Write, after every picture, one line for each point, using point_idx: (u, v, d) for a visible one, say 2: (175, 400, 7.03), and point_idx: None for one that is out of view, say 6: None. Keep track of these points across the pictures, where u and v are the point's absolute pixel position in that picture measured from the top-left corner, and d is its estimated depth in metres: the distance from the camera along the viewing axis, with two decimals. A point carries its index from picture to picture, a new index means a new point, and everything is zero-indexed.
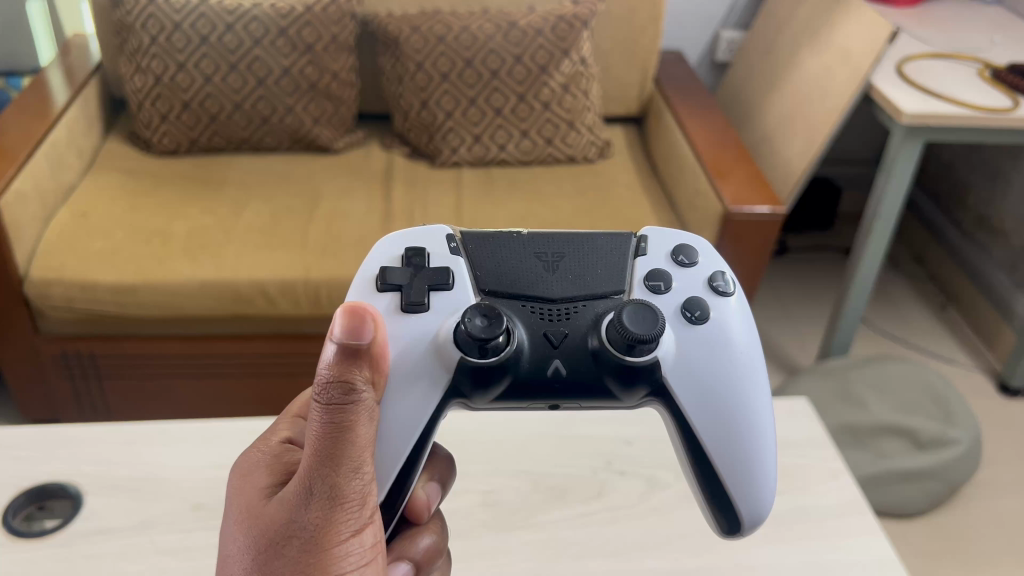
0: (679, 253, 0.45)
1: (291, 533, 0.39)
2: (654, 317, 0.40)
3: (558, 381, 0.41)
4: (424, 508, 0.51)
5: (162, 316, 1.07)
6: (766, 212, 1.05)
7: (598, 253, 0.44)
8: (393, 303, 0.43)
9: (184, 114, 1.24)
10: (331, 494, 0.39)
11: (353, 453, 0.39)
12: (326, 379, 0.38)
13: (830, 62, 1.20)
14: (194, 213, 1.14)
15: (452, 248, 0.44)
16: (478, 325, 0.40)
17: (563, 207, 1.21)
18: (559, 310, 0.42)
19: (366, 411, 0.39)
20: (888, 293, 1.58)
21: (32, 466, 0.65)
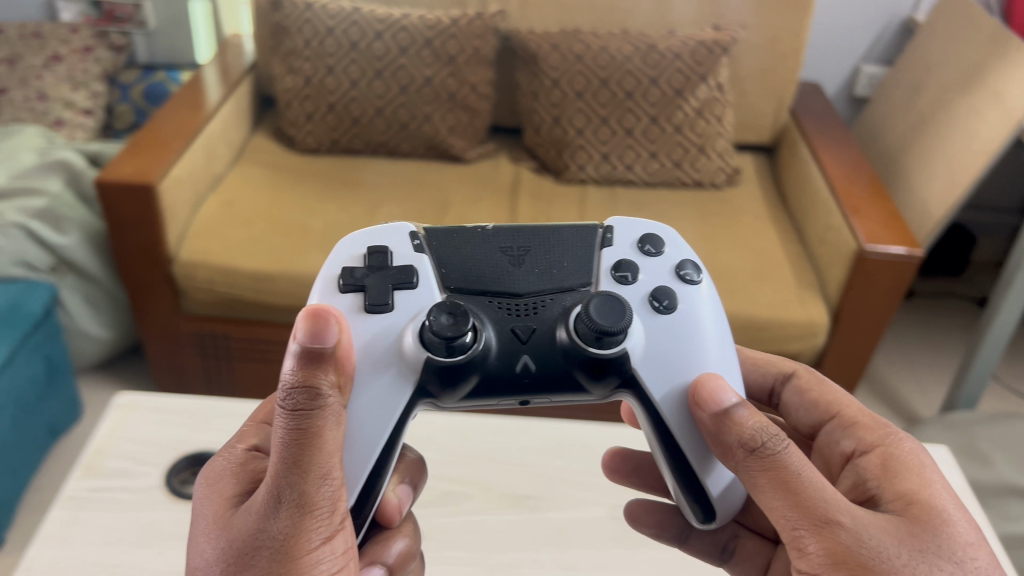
0: (645, 243, 0.48)
1: (262, 541, 0.41)
2: (621, 309, 0.43)
3: (527, 376, 0.43)
4: (394, 512, 0.52)
5: (293, 305, 1.12)
6: (902, 253, 1.02)
7: (564, 244, 0.48)
8: (355, 303, 0.45)
9: (328, 115, 1.30)
10: (301, 500, 0.41)
11: (322, 459, 0.41)
12: (292, 385, 0.41)
13: (981, 105, 1.16)
14: (330, 211, 1.20)
15: (415, 246, 0.47)
16: (445, 323, 0.42)
17: (688, 232, 1.20)
18: (526, 305, 0.45)
19: (332, 416, 0.41)
20: (1020, 350, 1.51)
21: (191, 435, 0.74)
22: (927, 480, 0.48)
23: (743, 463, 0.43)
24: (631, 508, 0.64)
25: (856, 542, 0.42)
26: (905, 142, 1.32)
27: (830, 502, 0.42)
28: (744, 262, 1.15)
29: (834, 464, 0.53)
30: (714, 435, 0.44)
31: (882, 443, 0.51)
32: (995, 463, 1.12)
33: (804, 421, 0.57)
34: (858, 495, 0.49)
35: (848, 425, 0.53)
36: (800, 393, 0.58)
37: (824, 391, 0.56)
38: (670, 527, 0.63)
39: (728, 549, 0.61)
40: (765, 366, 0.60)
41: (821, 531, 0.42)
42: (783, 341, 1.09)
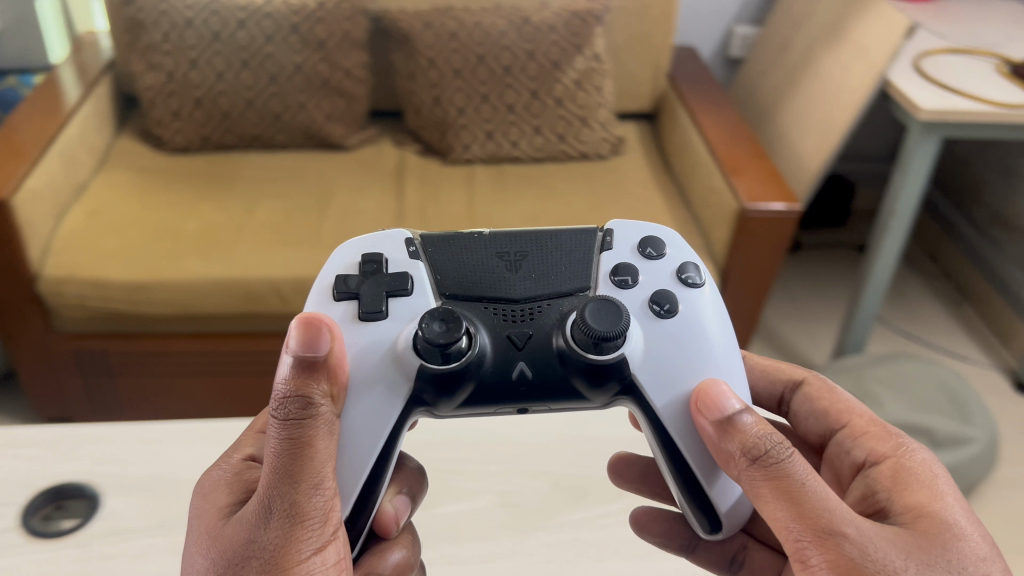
0: (646, 245, 0.48)
1: (249, 553, 0.40)
2: (617, 313, 0.43)
3: (524, 383, 0.43)
4: (392, 521, 0.50)
5: (172, 314, 1.06)
6: (781, 209, 1.04)
7: (562, 250, 0.47)
8: (351, 311, 0.45)
9: (196, 111, 1.24)
10: (291, 511, 0.39)
11: (313, 469, 0.40)
12: (285, 393, 0.40)
13: (845, 57, 1.19)
14: (206, 211, 1.14)
15: (411, 253, 0.47)
16: (438, 331, 0.41)
17: (576, 204, 1.20)
18: (522, 311, 0.44)
19: (324, 425, 0.40)
20: (902, 291, 1.59)
21: (47, 466, 0.64)
22: (939, 493, 0.46)
23: (746, 472, 0.41)
24: (638, 515, 0.61)
25: (861, 555, 0.39)
26: (778, 98, 1.35)
27: (840, 516, 0.40)
28: None
29: (845, 473, 0.52)
30: (716, 444, 0.42)
31: (895, 455, 0.50)
32: (884, 403, 1.17)
33: (814, 429, 0.56)
34: (868, 507, 0.48)
35: (858, 435, 0.52)
36: (810, 401, 0.56)
37: (834, 400, 0.55)
38: (678, 537, 0.61)
39: (736, 561, 0.59)
40: (774, 372, 0.59)
41: (825, 543, 0.39)
42: None
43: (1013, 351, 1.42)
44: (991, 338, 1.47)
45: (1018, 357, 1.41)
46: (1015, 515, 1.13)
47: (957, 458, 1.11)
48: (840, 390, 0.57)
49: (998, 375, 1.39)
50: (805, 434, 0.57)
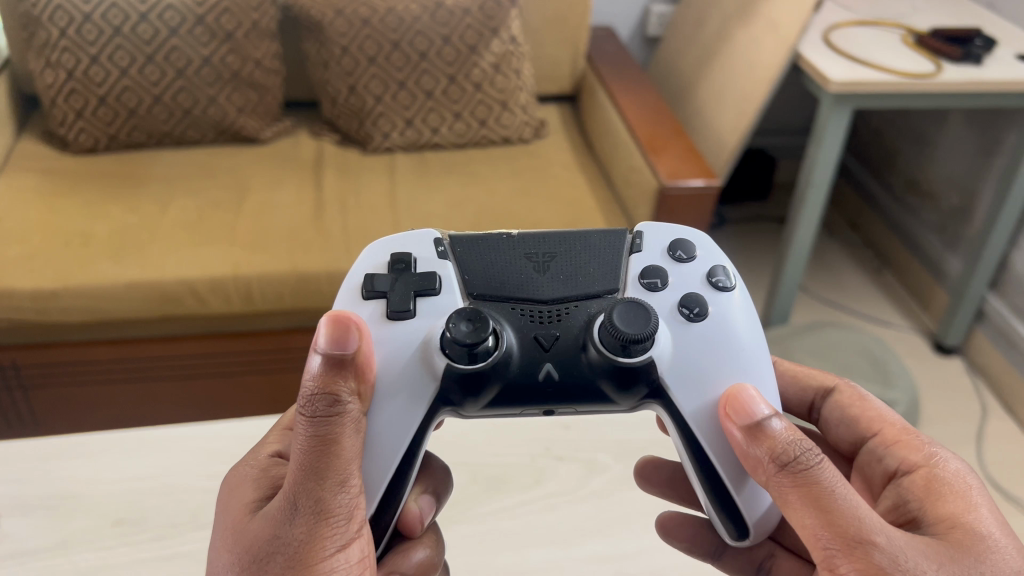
0: (677, 248, 0.48)
1: (276, 547, 0.41)
2: (646, 316, 0.43)
3: (550, 385, 0.44)
4: (416, 521, 0.50)
5: (83, 320, 1.02)
6: (699, 185, 1.05)
7: (591, 251, 0.48)
8: (380, 311, 0.46)
9: (100, 109, 1.19)
10: (316, 508, 0.41)
11: (339, 466, 0.41)
12: (312, 392, 0.41)
13: (757, 32, 1.21)
14: (115, 213, 1.09)
15: (440, 253, 0.48)
16: (465, 331, 0.42)
17: (499, 189, 1.19)
18: (550, 312, 0.45)
19: (351, 423, 0.41)
20: (825, 260, 1.63)
21: None
22: (972, 504, 0.46)
23: (775, 477, 0.41)
24: (664, 520, 0.59)
25: (891, 564, 0.39)
26: (695, 75, 1.36)
27: (872, 526, 0.40)
28: (556, 213, 1.15)
29: (877, 481, 0.52)
30: (744, 450, 0.42)
31: (928, 464, 0.49)
32: None
33: (844, 437, 0.56)
34: (898, 516, 0.48)
35: (891, 443, 0.52)
36: (841, 408, 0.56)
37: (866, 408, 0.55)
38: (704, 543, 0.58)
39: (763, 568, 0.55)
40: (805, 379, 0.59)
41: (854, 551, 0.39)
42: None
43: (931, 313, 1.47)
44: (910, 302, 1.52)
45: (936, 319, 1.45)
46: None
47: None
48: (873, 398, 0.56)
49: (917, 338, 1.43)
50: (835, 442, 0.57)
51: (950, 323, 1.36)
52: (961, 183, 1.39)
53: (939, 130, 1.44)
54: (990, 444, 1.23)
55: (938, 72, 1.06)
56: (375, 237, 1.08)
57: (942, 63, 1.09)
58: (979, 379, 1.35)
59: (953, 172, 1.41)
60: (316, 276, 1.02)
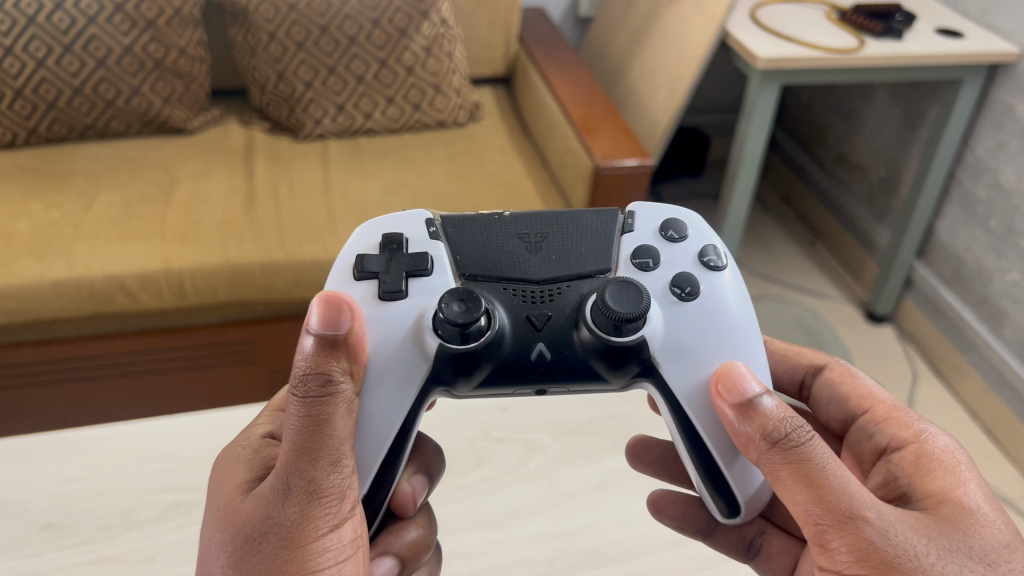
0: (669, 228, 0.48)
1: (267, 527, 0.41)
2: (638, 295, 0.44)
3: (543, 364, 0.44)
4: (409, 500, 0.51)
5: (9, 321, 0.98)
6: (634, 164, 1.05)
7: (582, 231, 0.48)
8: (372, 292, 0.46)
9: (17, 102, 1.14)
10: (309, 488, 0.40)
11: (332, 446, 0.41)
12: (304, 372, 0.40)
13: (685, 11, 1.22)
14: (38, 210, 1.05)
15: (431, 233, 0.48)
16: (457, 313, 0.42)
17: (435, 174, 1.19)
18: (542, 292, 0.46)
19: (343, 403, 0.41)
20: (760, 234, 1.66)
21: None
22: (961, 479, 0.47)
23: (767, 455, 0.41)
24: (655, 498, 0.60)
25: (881, 538, 0.40)
26: (626, 54, 1.37)
27: (864, 501, 0.40)
28: (494, 196, 1.15)
29: (868, 457, 0.53)
30: (736, 429, 0.43)
31: (917, 441, 0.50)
32: None
33: (835, 414, 0.57)
34: (889, 492, 0.49)
35: (881, 421, 0.53)
36: (832, 386, 0.58)
37: (856, 385, 0.57)
38: (696, 521, 0.59)
39: (753, 546, 0.58)
40: (795, 359, 0.61)
41: (844, 527, 0.40)
42: None
43: (863, 283, 1.51)
44: (842, 273, 1.56)
45: (867, 289, 1.50)
46: None
47: None
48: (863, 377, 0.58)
49: (849, 307, 1.47)
50: (827, 420, 0.59)
51: (881, 291, 1.39)
52: (887, 156, 1.43)
53: (866, 104, 1.48)
54: (922, 408, 1.27)
55: (862, 47, 1.09)
56: (309, 226, 1.06)
57: (866, 38, 1.11)
58: (909, 346, 1.39)
59: (879, 145, 1.45)
60: (250, 267, 1.01)
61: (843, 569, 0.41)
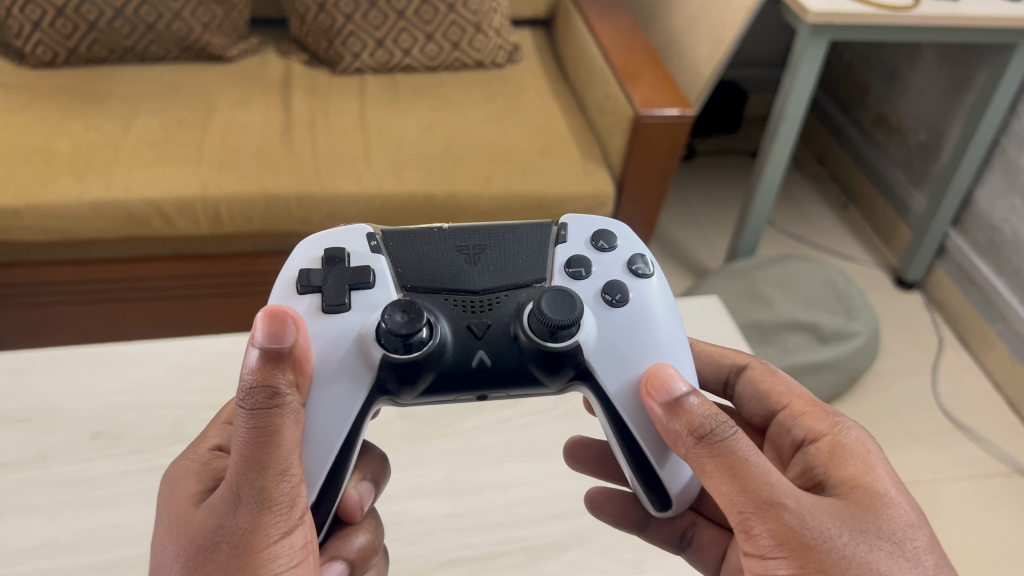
0: (599, 238, 0.48)
1: (220, 536, 0.39)
2: (571, 302, 0.43)
3: (483, 371, 0.43)
4: (356, 507, 0.49)
5: (47, 239, 0.99)
6: (674, 114, 1.04)
7: (519, 243, 0.48)
8: (314, 304, 0.44)
9: (58, 21, 1.14)
10: (260, 497, 0.38)
11: (281, 455, 0.39)
12: (250, 385, 0.39)
13: None
14: (77, 130, 1.05)
15: (372, 246, 0.47)
16: (400, 322, 0.41)
17: (472, 115, 1.18)
18: (481, 301, 0.45)
19: (290, 415, 0.39)
20: (793, 195, 1.65)
21: None
22: (871, 466, 0.47)
23: (693, 450, 0.41)
24: (593, 495, 0.57)
25: (800, 523, 0.40)
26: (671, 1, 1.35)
27: (783, 488, 0.40)
28: (529, 140, 1.14)
29: (786, 451, 0.53)
30: (664, 425, 0.42)
31: (832, 433, 0.51)
32: (774, 303, 1.23)
33: (756, 411, 0.57)
34: (807, 481, 0.49)
35: (799, 414, 0.53)
36: (753, 383, 0.57)
37: (775, 382, 0.56)
38: (631, 516, 0.56)
39: (685, 538, 0.55)
40: (719, 357, 0.60)
41: (766, 514, 0.40)
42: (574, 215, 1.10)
43: (894, 249, 1.49)
44: (873, 238, 1.55)
45: (898, 255, 1.48)
46: (895, 401, 1.21)
47: (844, 351, 1.17)
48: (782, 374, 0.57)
49: (879, 272, 1.46)
50: (748, 416, 0.58)
51: (913, 259, 1.38)
52: (929, 120, 1.40)
53: (911, 66, 1.45)
54: (944, 376, 1.27)
55: (916, 6, 1.05)
56: (345, 160, 1.06)
57: None
58: (936, 314, 1.38)
59: (922, 108, 1.42)
60: (286, 198, 1.01)
61: (766, 554, 0.41)
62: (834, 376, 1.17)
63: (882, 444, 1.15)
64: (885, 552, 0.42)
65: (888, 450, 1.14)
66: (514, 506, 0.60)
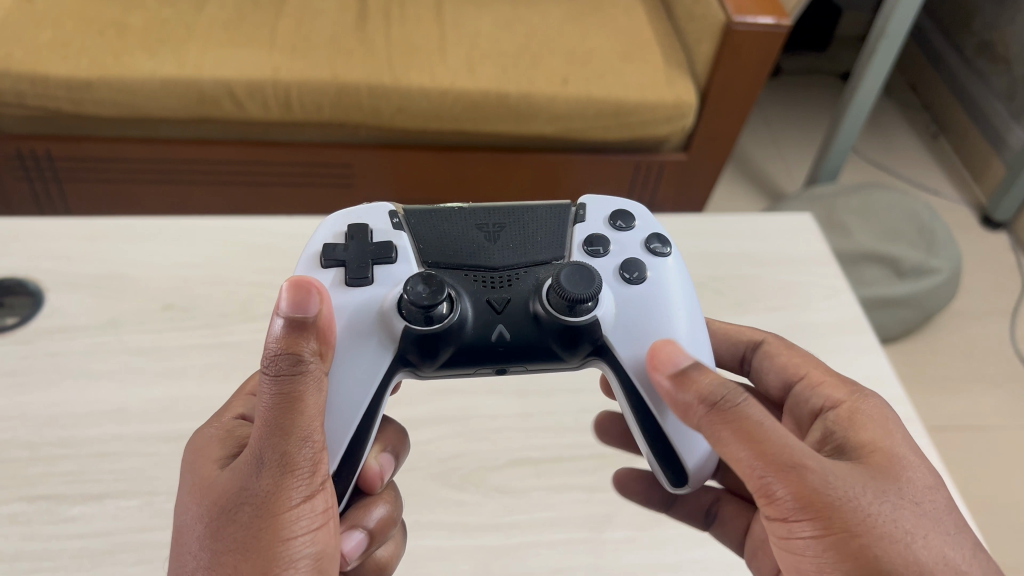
0: (617, 218, 0.48)
1: (242, 498, 0.36)
2: (591, 276, 0.42)
3: (503, 345, 0.42)
4: (376, 477, 0.46)
5: (119, 114, 0.98)
6: (769, 23, 0.98)
7: (538, 222, 0.47)
8: (338, 276, 0.44)
9: None
10: (283, 460, 0.36)
11: (304, 422, 0.36)
12: (273, 352, 0.36)
13: None
14: (150, 4, 1.03)
15: (394, 224, 0.47)
16: (422, 293, 0.40)
17: (552, 13, 1.12)
18: (501, 277, 0.44)
19: (314, 382, 0.37)
20: (880, 122, 1.56)
21: None
22: (890, 429, 0.44)
23: (707, 419, 0.39)
24: (620, 475, 0.54)
25: (822, 483, 0.37)
26: None
27: (800, 450, 0.38)
28: (610, 43, 1.08)
29: (805, 421, 0.48)
30: (673, 399, 0.40)
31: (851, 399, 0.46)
32: (853, 233, 1.18)
33: (774, 386, 0.52)
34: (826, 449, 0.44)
35: (818, 383, 0.49)
36: (770, 358, 0.53)
37: (793, 354, 0.51)
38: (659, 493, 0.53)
39: (710, 514, 0.53)
40: (736, 333, 0.55)
41: (787, 476, 0.37)
42: (652, 124, 1.06)
43: (984, 186, 1.42)
44: (963, 172, 1.47)
45: (987, 193, 1.41)
46: (969, 344, 1.17)
47: (922, 287, 1.12)
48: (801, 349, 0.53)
49: (965, 209, 1.39)
50: (766, 394, 0.53)
51: (1003, 197, 1.31)
52: None
53: None
54: None
55: None
56: (419, 53, 1.03)
57: None
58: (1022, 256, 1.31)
59: None
60: (357, 87, 0.98)
61: (789, 517, 0.38)
62: (908, 314, 1.13)
63: (951, 384, 1.11)
64: (909, 513, 0.39)
65: (956, 392, 1.10)
66: (585, 412, 0.59)
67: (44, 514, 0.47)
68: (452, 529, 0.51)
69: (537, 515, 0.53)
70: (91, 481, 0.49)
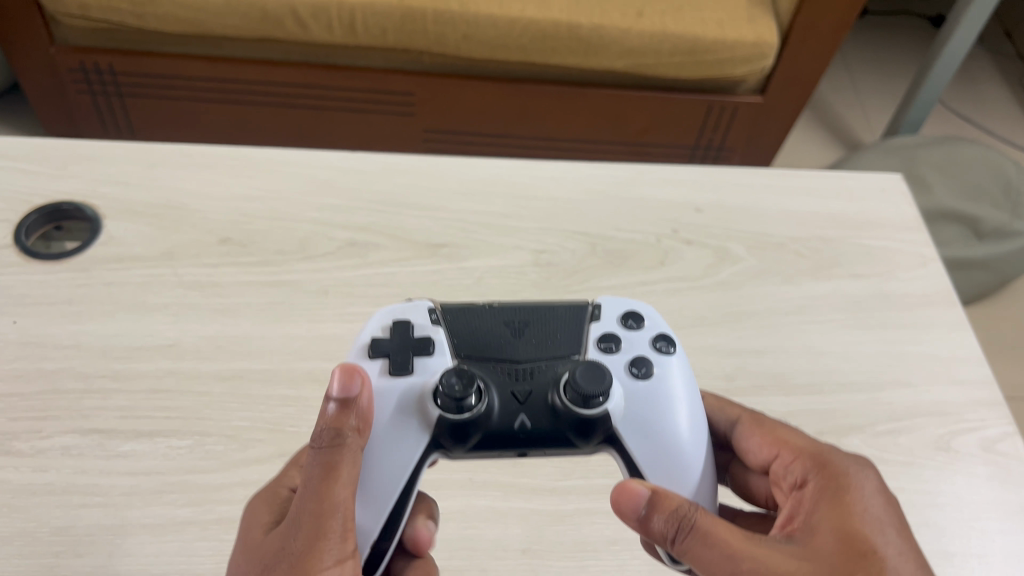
0: (631, 313, 0.48)
1: (278, 558, 0.34)
2: (605, 372, 0.42)
3: (524, 434, 0.43)
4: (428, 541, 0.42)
5: (181, 30, 0.97)
6: None
7: (559, 318, 0.48)
8: (381, 366, 0.44)
9: None
10: (320, 521, 0.35)
11: (341, 491, 0.36)
12: (319, 427, 0.37)
13: None
14: None
15: (431, 318, 0.47)
16: (455, 384, 0.41)
17: None
18: (523, 370, 0.44)
19: (353, 456, 0.37)
20: (969, 71, 1.48)
21: (47, 183, 0.60)
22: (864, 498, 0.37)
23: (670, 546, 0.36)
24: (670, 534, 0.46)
25: None
26: None
27: (737, 559, 0.34)
28: None
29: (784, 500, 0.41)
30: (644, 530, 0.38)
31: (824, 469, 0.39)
32: (933, 188, 1.11)
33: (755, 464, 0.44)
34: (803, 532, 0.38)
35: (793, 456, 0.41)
36: (747, 432, 0.44)
37: (766, 430, 0.43)
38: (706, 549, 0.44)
39: None
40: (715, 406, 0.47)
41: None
42: (729, 65, 1.01)
43: None
44: None
45: None
46: None
47: (1001, 250, 1.07)
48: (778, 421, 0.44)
49: None
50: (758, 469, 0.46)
51: None
52: None
53: None
54: None
55: None
56: None
57: None
58: None
59: None
60: (423, 12, 0.95)
61: None
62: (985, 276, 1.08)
63: None
64: None
65: None
66: None
67: (97, 448, 0.47)
68: (505, 491, 0.49)
69: (597, 482, 0.50)
70: (143, 418, 0.49)
